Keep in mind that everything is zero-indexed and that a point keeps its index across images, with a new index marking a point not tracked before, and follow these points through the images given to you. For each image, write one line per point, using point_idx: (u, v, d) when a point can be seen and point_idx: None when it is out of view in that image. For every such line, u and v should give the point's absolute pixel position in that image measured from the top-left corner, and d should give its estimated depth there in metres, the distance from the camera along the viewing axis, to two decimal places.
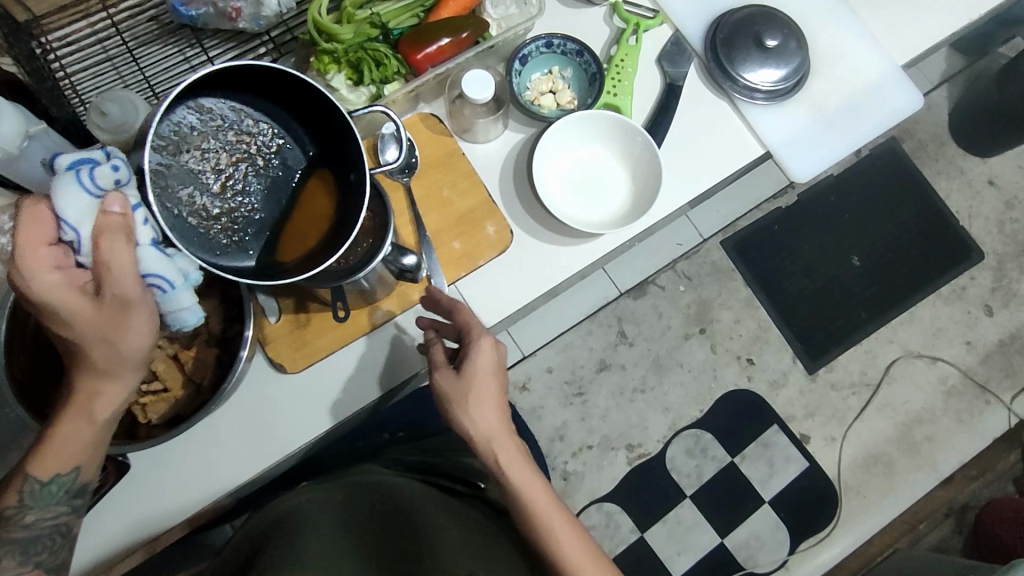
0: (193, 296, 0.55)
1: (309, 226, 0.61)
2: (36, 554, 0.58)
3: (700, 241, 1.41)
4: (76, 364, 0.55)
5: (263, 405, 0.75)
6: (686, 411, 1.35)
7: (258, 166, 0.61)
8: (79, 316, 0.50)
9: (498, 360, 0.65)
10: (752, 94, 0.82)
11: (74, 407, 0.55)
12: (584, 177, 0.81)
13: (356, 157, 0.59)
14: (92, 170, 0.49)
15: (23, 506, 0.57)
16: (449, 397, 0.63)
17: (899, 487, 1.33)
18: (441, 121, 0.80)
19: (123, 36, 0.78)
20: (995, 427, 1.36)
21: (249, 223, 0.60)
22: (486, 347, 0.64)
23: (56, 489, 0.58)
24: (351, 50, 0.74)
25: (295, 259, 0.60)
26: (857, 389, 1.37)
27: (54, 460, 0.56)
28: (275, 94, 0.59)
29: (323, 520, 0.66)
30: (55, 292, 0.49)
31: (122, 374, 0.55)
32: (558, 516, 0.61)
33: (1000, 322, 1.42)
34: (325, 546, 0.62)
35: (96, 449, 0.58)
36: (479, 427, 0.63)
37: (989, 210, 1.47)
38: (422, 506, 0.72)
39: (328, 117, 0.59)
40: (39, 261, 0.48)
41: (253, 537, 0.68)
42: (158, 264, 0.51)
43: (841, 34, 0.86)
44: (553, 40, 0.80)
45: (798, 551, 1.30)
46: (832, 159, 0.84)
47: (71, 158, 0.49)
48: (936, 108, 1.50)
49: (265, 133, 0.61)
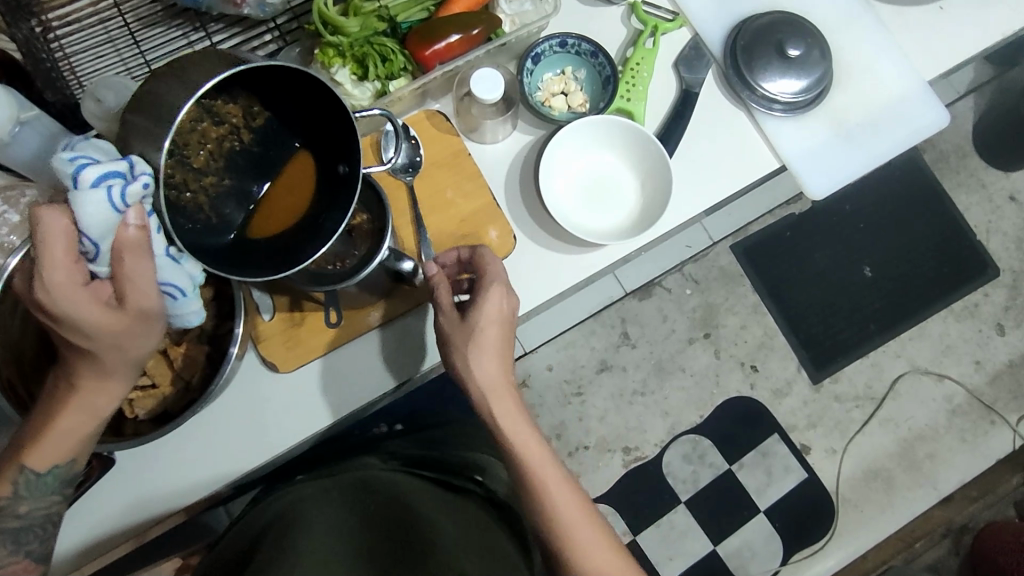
0: (198, 303, 0.56)
1: (285, 208, 0.62)
2: (27, 543, 0.58)
3: (710, 245, 1.38)
4: (76, 360, 0.53)
5: (254, 401, 0.74)
6: (685, 416, 1.34)
7: (241, 140, 0.60)
8: (96, 324, 0.49)
9: (507, 309, 0.65)
10: (771, 105, 0.79)
11: (76, 403, 0.54)
12: (591, 182, 0.79)
13: (352, 154, 0.60)
14: (125, 186, 0.46)
15: (18, 497, 0.56)
16: (451, 339, 0.64)
17: (897, 504, 1.31)
18: (448, 119, 0.78)
19: (125, 16, 0.75)
20: (999, 447, 1.34)
21: (222, 195, 0.59)
22: (495, 296, 0.64)
23: (52, 480, 0.57)
24: (357, 44, 0.71)
25: (269, 241, 0.61)
26: (861, 402, 1.35)
27: (50, 453, 0.55)
28: (274, 83, 0.58)
29: (319, 516, 0.64)
30: (73, 301, 0.48)
31: (125, 373, 0.55)
32: (556, 473, 0.60)
33: (1011, 342, 1.39)
34: (325, 540, 0.60)
35: (90, 440, 0.57)
36: (478, 377, 0.62)
37: (1008, 226, 1.44)
38: (418, 501, 0.70)
39: (330, 109, 0.59)
40: (59, 272, 0.47)
41: (250, 535, 0.66)
42: (172, 273, 0.52)
43: (867, 46, 0.83)
44: (568, 39, 0.78)
45: (791, 562, 1.30)
46: (848, 175, 0.81)
47: (98, 170, 0.45)
48: (960, 119, 1.46)
49: (254, 108, 0.59)
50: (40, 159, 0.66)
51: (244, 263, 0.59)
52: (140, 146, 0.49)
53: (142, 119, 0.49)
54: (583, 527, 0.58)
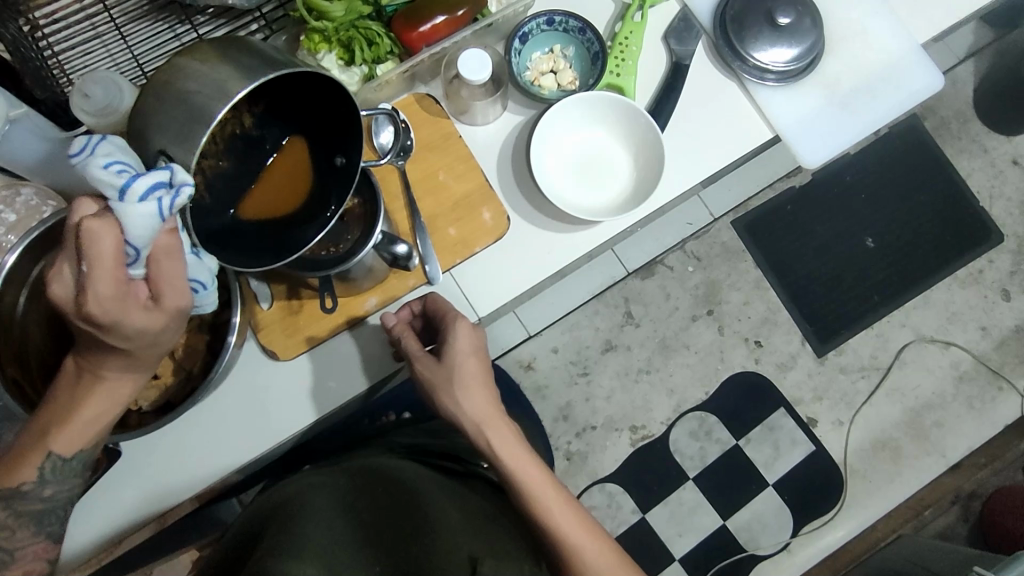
0: (214, 295, 0.56)
1: (279, 193, 0.63)
2: (48, 525, 0.59)
3: (711, 221, 1.37)
4: (99, 351, 0.53)
5: (258, 388, 0.74)
6: (690, 393, 1.34)
7: (242, 124, 0.61)
8: (138, 327, 0.49)
9: (477, 341, 0.68)
10: (763, 75, 0.79)
11: (102, 393, 0.55)
12: (583, 161, 0.79)
13: (352, 149, 0.61)
14: (174, 197, 0.46)
15: (42, 481, 0.56)
16: (433, 382, 0.67)
17: (905, 473, 1.31)
18: (437, 102, 0.78)
19: (111, 12, 0.75)
20: (1007, 413, 1.33)
21: (218, 177, 0.61)
22: (464, 330, 0.67)
23: (76, 464, 0.57)
24: (343, 28, 0.71)
25: (260, 225, 0.62)
26: (867, 372, 1.35)
27: (77, 438, 0.56)
28: (288, 76, 0.59)
29: (325, 509, 0.63)
30: (119, 308, 0.48)
31: (149, 365, 0.56)
32: (555, 495, 0.63)
33: (1017, 308, 1.38)
34: (330, 536, 0.59)
35: (112, 424, 0.58)
36: (467, 414, 0.65)
37: (1011, 191, 1.42)
38: (426, 487, 0.69)
39: (335, 106, 0.61)
40: (105, 282, 0.46)
41: (259, 516, 0.66)
42: (195, 268, 0.53)
43: (858, 9, 0.82)
44: (555, 17, 0.77)
45: (801, 534, 1.30)
46: (841, 144, 0.81)
47: (146, 182, 0.45)
48: (961, 83, 1.44)
49: (256, 96, 0.60)
50: (34, 155, 0.66)
51: (237, 250, 0.60)
52: (163, 140, 0.51)
53: (151, 115, 0.51)
54: (589, 544, 0.61)
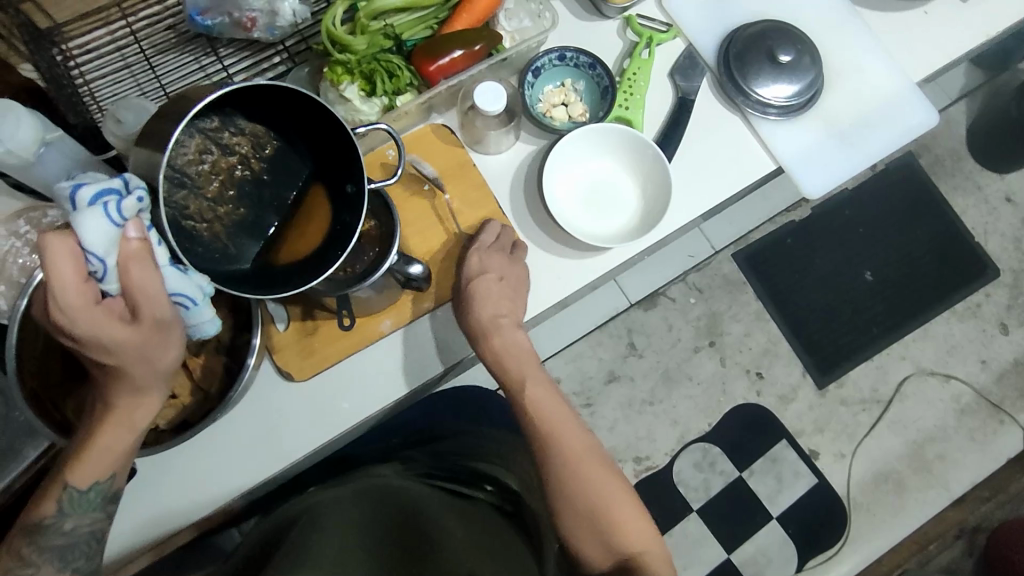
0: (209, 310, 0.57)
1: (305, 231, 0.63)
2: (74, 560, 0.59)
3: (712, 253, 1.40)
4: (110, 382, 0.56)
5: (274, 410, 0.75)
6: (694, 425, 1.34)
7: (251, 169, 0.62)
8: (120, 341, 0.51)
9: (494, 266, 0.74)
10: (765, 109, 0.82)
11: (116, 421, 0.57)
12: (593, 188, 0.81)
13: (355, 170, 0.61)
14: (121, 201, 0.49)
15: (62, 514, 0.58)
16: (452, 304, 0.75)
17: (909, 506, 1.31)
18: (453, 133, 0.80)
19: (141, 44, 0.79)
20: (1009, 446, 1.34)
21: (238, 225, 0.61)
22: (479, 257, 0.74)
23: (93, 496, 0.59)
24: (365, 60, 0.74)
25: (293, 264, 0.62)
26: (868, 405, 1.36)
27: (91, 469, 0.57)
28: (270, 101, 0.60)
29: (340, 518, 0.65)
30: (91, 321, 0.49)
31: (160, 385, 0.58)
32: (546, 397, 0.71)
33: (1015, 341, 1.40)
34: (337, 531, 0.62)
35: (127, 458, 0.59)
36: (481, 317, 0.72)
37: (1005, 227, 1.45)
38: (429, 507, 0.69)
39: (333, 132, 0.60)
40: (73, 293, 0.48)
41: (264, 540, 0.67)
42: (181, 283, 0.54)
43: (854, 51, 0.86)
44: (565, 53, 0.81)
45: (806, 569, 1.30)
46: (842, 176, 0.84)
47: (93, 189, 0.48)
48: (954, 122, 1.49)
49: (260, 136, 0.61)
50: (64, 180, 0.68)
51: (267, 286, 0.60)
52: None
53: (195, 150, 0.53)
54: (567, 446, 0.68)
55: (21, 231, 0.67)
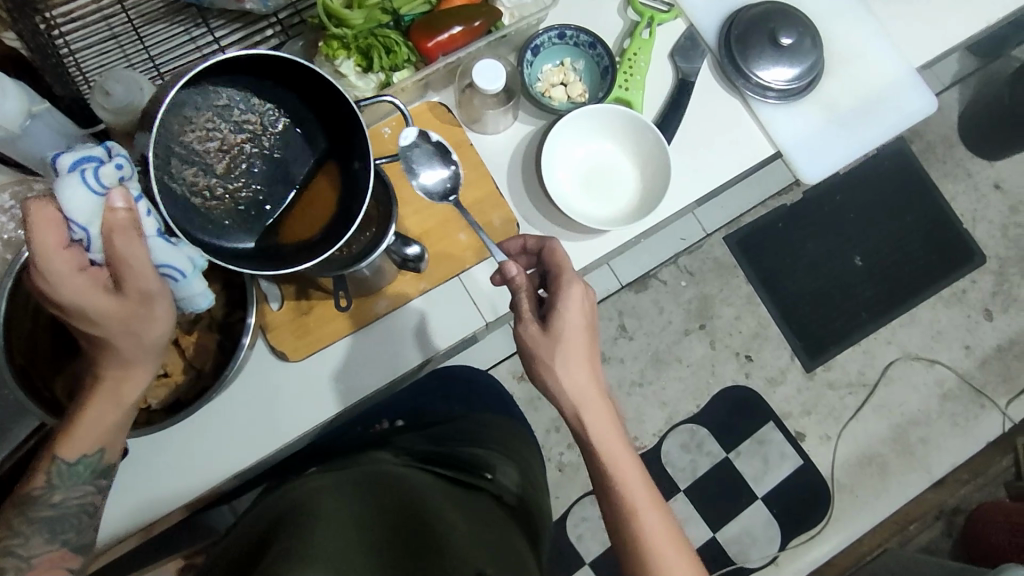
0: (201, 282, 0.56)
1: (313, 211, 0.61)
2: (62, 532, 0.58)
3: (703, 236, 1.39)
4: (98, 353, 0.54)
5: (266, 390, 0.74)
6: (683, 406, 1.35)
7: (262, 146, 0.62)
8: (105, 312, 0.50)
9: (587, 310, 0.63)
10: (764, 93, 0.81)
11: (104, 394, 0.56)
12: (591, 170, 0.81)
13: (359, 145, 0.59)
14: (100, 168, 0.47)
15: (50, 487, 0.57)
16: (537, 353, 0.62)
17: (891, 488, 1.34)
18: (450, 111, 0.79)
19: (129, 13, 0.76)
20: (990, 430, 1.37)
21: (250, 202, 0.61)
22: (575, 297, 0.62)
23: (82, 470, 0.58)
24: (361, 36, 0.72)
25: (296, 243, 0.60)
26: (854, 388, 1.38)
27: (77, 441, 0.56)
28: (277, 75, 0.59)
29: (338, 515, 0.60)
30: (77, 291, 0.48)
31: (151, 360, 0.56)
32: (635, 475, 0.60)
33: (999, 327, 1.42)
34: (335, 540, 0.55)
35: (118, 431, 0.58)
36: (573, 389, 0.61)
37: (993, 214, 1.47)
38: (438, 511, 0.66)
39: (337, 106, 0.59)
40: (56, 262, 0.47)
41: (267, 520, 0.64)
42: (168, 254, 0.52)
43: (855, 36, 0.85)
44: (566, 31, 0.79)
45: (789, 548, 1.31)
46: (839, 162, 0.84)
47: (73, 156, 0.47)
48: (947, 108, 1.49)
49: (271, 113, 0.61)
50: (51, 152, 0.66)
51: (266, 264, 0.59)
52: None
53: None
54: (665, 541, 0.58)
55: (5, 205, 0.66)
